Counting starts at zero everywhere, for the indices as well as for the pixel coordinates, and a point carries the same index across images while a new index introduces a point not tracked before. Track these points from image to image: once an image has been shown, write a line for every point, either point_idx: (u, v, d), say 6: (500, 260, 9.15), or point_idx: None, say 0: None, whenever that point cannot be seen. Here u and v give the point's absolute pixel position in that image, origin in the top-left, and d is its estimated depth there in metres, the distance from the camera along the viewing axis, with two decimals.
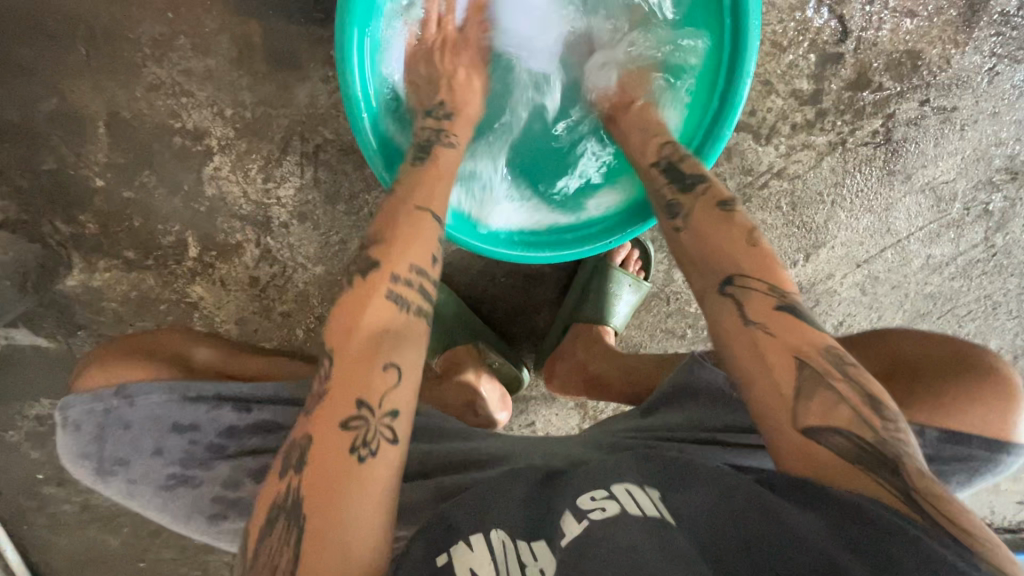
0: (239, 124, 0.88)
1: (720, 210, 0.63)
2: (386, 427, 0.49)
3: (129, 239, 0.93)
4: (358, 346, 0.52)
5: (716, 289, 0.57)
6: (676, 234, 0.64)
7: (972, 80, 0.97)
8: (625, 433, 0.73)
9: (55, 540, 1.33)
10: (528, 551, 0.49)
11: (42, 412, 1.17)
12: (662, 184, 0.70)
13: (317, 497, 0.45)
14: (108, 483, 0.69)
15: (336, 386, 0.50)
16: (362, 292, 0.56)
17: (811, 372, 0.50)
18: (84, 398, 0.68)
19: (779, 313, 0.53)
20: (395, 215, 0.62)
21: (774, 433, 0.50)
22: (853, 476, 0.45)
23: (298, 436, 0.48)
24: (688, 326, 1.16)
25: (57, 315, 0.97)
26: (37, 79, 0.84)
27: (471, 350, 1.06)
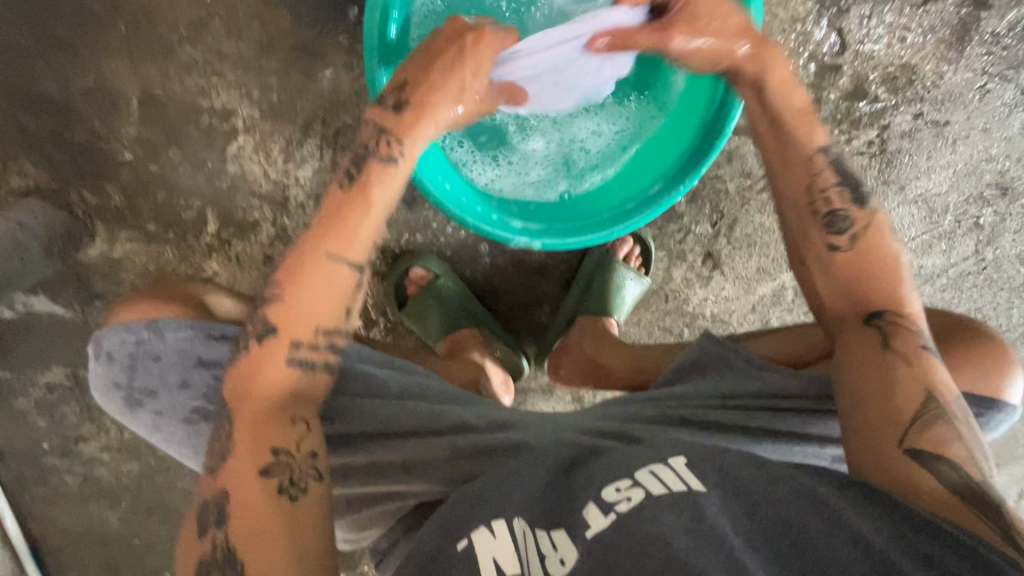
0: (264, 106, 0.92)
1: (892, 241, 0.66)
2: (310, 469, 0.56)
3: (151, 212, 0.97)
4: (264, 408, 0.58)
5: (859, 319, 0.63)
6: (831, 251, 0.66)
7: (964, 96, 1.02)
8: (632, 405, 0.77)
9: (55, 511, 1.35)
10: (549, 541, 0.52)
11: (53, 381, 1.21)
12: (820, 174, 0.68)
13: (250, 544, 0.50)
14: (138, 413, 0.75)
15: (253, 452, 0.55)
16: (264, 354, 0.60)
17: (936, 408, 0.55)
18: (118, 329, 0.74)
19: (921, 353, 0.58)
20: (304, 264, 0.60)
21: (866, 460, 0.54)
22: (954, 510, 0.48)
23: (215, 495, 0.53)
24: (685, 325, 1.20)
25: (76, 283, 1.00)
26: (76, 54, 0.89)
27: (475, 335, 1.10)
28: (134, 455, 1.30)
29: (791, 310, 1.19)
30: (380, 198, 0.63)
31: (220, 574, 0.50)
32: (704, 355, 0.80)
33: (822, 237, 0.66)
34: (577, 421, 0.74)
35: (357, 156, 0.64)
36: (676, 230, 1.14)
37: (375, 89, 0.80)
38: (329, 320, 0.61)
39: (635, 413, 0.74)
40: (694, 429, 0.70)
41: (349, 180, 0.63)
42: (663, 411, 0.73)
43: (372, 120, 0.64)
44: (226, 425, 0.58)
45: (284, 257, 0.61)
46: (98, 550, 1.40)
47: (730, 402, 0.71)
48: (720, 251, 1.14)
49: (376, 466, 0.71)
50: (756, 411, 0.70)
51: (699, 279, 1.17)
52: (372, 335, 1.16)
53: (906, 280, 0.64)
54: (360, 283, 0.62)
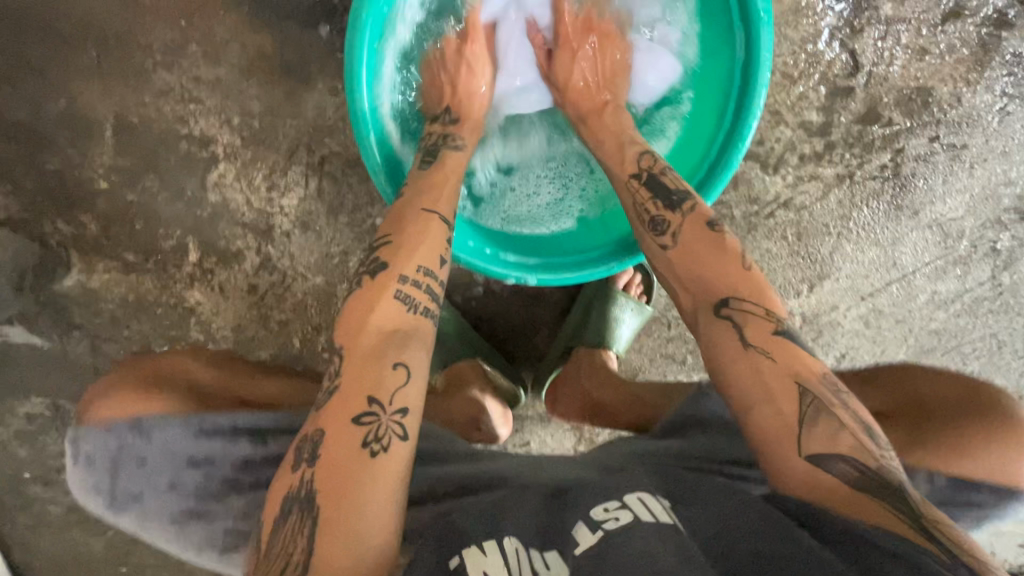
0: (246, 133, 0.87)
1: (709, 229, 0.64)
2: (397, 425, 0.52)
3: (130, 242, 0.93)
4: (372, 342, 0.56)
5: (713, 308, 0.60)
6: (662, 251, 0.66)
7: (983, 119, 0.97)
8: (625, 457, 0.71)
9: (38, 540, 1.31)
10: (540, 558, 0.51)
11: (32, 411, 1.16)
12: (637, 195, 0.71)
13: (329, 488, 0.48)
14: (123, 514, 0.70)
15: (349, 390, 0.53)
16: (371, 293, 0.60)
17: (813, 400, 0.53)
18: (97, 433, 0.68)
19: (776, 338, 0.57)
20: (411, 219, 0.66)
21: (778, 462, 0.52)
22: (872, 506, 0.47)
23: (312, 431, 0.51)
24: (687, 352, 1.15)
25: (53, 314, 0.96)
26: (47, 80, 0.84)
27: (475, 366, 1.05)
28: None
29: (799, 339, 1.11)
30: (456, 169, 0.75)
31: (298, 520, 0.48)
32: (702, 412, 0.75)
33: (652, 239, 0.67)
34: (570, 472, 0.69)
35: (427, 150, 0.78)
36: None
37: (353, 107, 0.74)
38: (424, 268, 0.63)
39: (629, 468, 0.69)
40: None
41: (426, 162, 0.75)
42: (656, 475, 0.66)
43: (433, 130, 0.81)
44: (334, 360, 0.56)
45: (387, 213, 0.68)
46: None
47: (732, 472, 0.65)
48: None
49: None
50: None
51: None
52: None
53: (740, 260, 0.62)
54: (451, 238, 0.68)
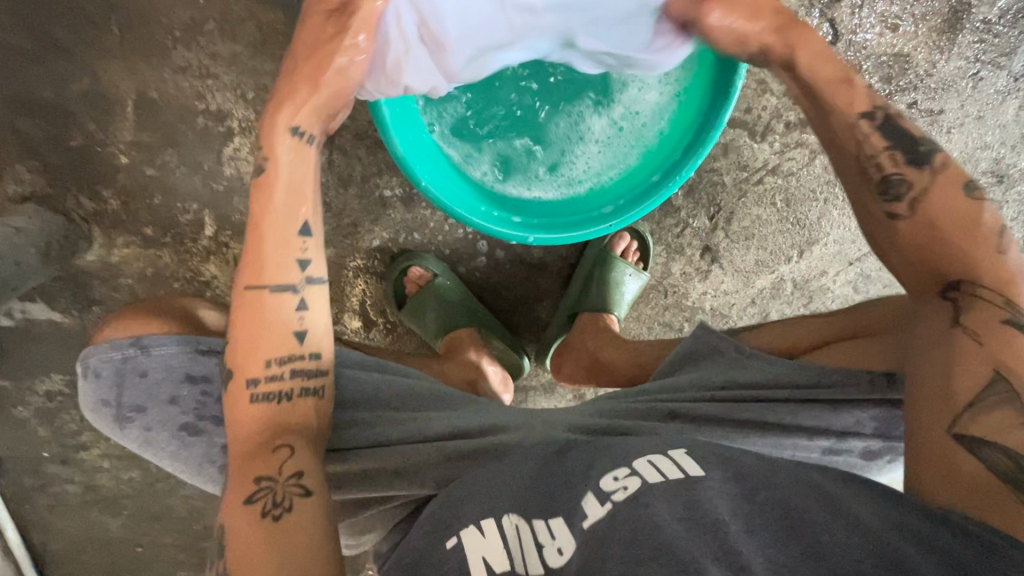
0: (260, 108, 0.92)
1: (964, 194, 0.58)
2: (295, 487, 0.56)
3: (149, 216, 0.97)
4: (251, 439, 0.59)
5: (936, 292, 0.57)
6: (888, 220, 0.59)
7: (957, 85, 1.02)
8: (622, 399, 0.77)
9: (56, 520, 1.35)
10: (545, 530, 0.53)
11: (53, 388, 1.20)
12: (867, 141, 0.62)
13: (240, 560, 0.53)
14: (127, 429, 0.73)
15: (240, 480, 0.57)
16: (233, 401, 0.61)
17: (1004, 391, 0.50)
18: (105, 346, 0.73)
19: (1002, 328, 0.52)
20: (239, 305, 0.61)
21: (920, 460, 0.51)
22: (994, 498, 0.46)
23: (217, 529, 0.55)
24: (685, 320, 1.21)
25: (75, 288, 1.01)
26: (70, 59, 0.89)
27: (472, 334, 1.10)
28: (135, 463, 1.30)
29: (790, 303, 1.20)
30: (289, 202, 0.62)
31: None
32: (698, 346, 0.80)
33: (877, 201, 0.60)
34: (569, 418, 0.74)
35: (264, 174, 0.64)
36: (673, 225, 1.14)
37: None
38: (280, 350, 0.61)
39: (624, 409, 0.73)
40: (684, 423, 0.69)
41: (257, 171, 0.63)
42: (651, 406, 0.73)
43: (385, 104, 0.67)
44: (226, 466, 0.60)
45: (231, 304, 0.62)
46: (100, 559, 1.40)
47: (719, 396, 0.71)
48: (718, 245, 1.15)
49: (368, 471, 0.71)
50: (745, 404, 0.69)
51: (698, 273, 1.17)
52: (372, 337, 1.15)
53: (997, 239, 0.56)
54: (301, 305, 0.63)
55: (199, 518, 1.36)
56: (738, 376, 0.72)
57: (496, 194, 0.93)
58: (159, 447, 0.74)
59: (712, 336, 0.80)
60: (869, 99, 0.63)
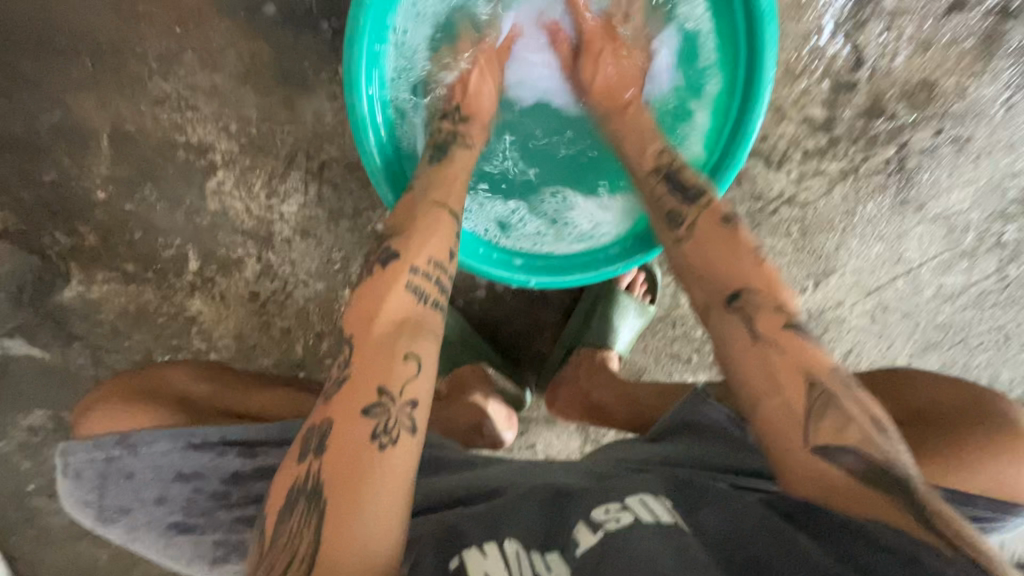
0: (244, 140, 0.86)
1: (721, 226, 0.63)
2: (407, 416, 0.50)
3: (129, 252, 0.92)
4: (382, 332, 0.54)
5: (723, 304, 0.58)
6: (676, 243, 0.65)
7: (988, 111, 0.96)
8: (617, 462, 0.70)
9: (43, 553, 1.30)
10: (544, 562, 0.49)
11: (35, 423, 1.15)
12: (657, 188, 0.71)
13: (338, 475, 0.46)
14: (112, 528, 0.70)
15: (356, 374, 0.51)
16: (380, 287, 0.57)
17: (826, 393, 0.51)
18: (84, 446, 0.68)
19: (788, 333, 0.54)
20: (427, 215, 0.64)
21: (792, 470, 0.51)
22: (859, 497, 0.48)
23: (318, 421, 0.49)
24: (693, 351, 1.15)
25: (52, 327, 0.95)
26: (41, 91, 0.83)
27: (476, 369, 1.05)
28: None
29: None
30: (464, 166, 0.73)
31: (307, 509, 0.46)
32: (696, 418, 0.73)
33: (670, 220, 0.68)
34: (566, 476, 0.68)
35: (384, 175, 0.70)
36: None
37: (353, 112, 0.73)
38: (428, 265, 0.60)
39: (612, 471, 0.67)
40: None
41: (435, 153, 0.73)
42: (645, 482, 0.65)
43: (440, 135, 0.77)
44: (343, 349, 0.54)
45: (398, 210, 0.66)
46: None
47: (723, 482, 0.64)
48: None
49: None
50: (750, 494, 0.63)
51: None
52: None
53: (757, 255, 0.60)
54: (462, 237, 0.64)
55: None
56: (743, 463, 0.65)
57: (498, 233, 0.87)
58: (147, 542, 0.70)
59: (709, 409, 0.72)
60: (660, 158, 0.74)
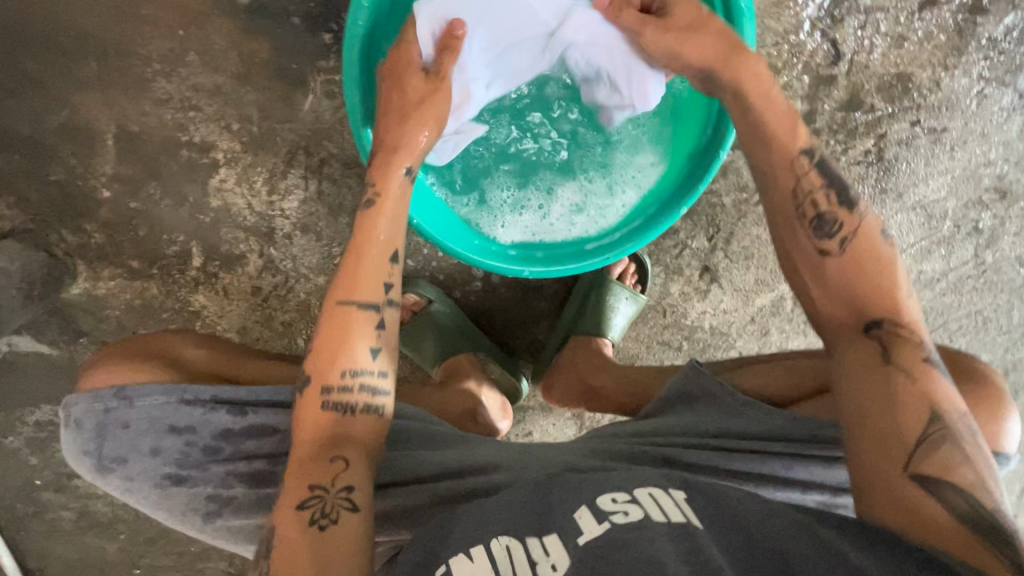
0: (245, 138, 0.89)
1: (884, 242, 0.62)
2: (343, 501, 0.55)
3: (134, 248, 0.95)
4: (308, 451, 0.58)
5: (858, 326, 0.58)
6: (820, 258, 0.61)
7: (961, 103, 1.00)
8: (614, 437, 0.75)
9: (52, 546, 1.33)
10: (539, 547, 0.52)
11: (43, 418, 1.18)
12: (804, 180, 0.64)
13: (285, 564, 0.52)
14: (108, 479, 0.72)
15: (291, 487, 0.56)
16: (304, 408, 0.60)
17: (942, 429, 0.51)
18: (86, 397, 0.71)
19: (925, 365, 0.55)
20: (332, 320, 0.62)
21: (879, 490, 0.50)
22: (967, 544, 0.45)
23: (265, 530, 0.55)
24: (683, 339, 1.19)
25: (60, 322, 0.98)
26: (46, 93, 0.86)
27: (471, 359, 1.08)
28: None
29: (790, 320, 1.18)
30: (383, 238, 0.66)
31: None
32: (692, 389, 0.78)
33: (811, 239, 0.62)
34: (564, 457, 0.70)
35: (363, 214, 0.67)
36: (672, 246, 1.13)
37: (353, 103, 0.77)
38: (359, 363, 0.61)
39: (615, 449, 0.71)
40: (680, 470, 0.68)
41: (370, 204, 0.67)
42: (646, 449, 0.70)
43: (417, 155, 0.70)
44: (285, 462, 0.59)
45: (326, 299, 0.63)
46: None
47: (713, 443, 0.70)
48: (717, 265, 1.13)
49: None
50: (739, 454, 0.69)
51: (697, 292, 1.15)
52: None
53: (905, 284, 0.60)
54: (380, 324, 0.63)
55: (196, 540, 1.35)
56: (736, 427, 0.72)
57: (497, 227, 0.90)
58: (140, 496, 0.71)
59: (702, 377, 0.78)
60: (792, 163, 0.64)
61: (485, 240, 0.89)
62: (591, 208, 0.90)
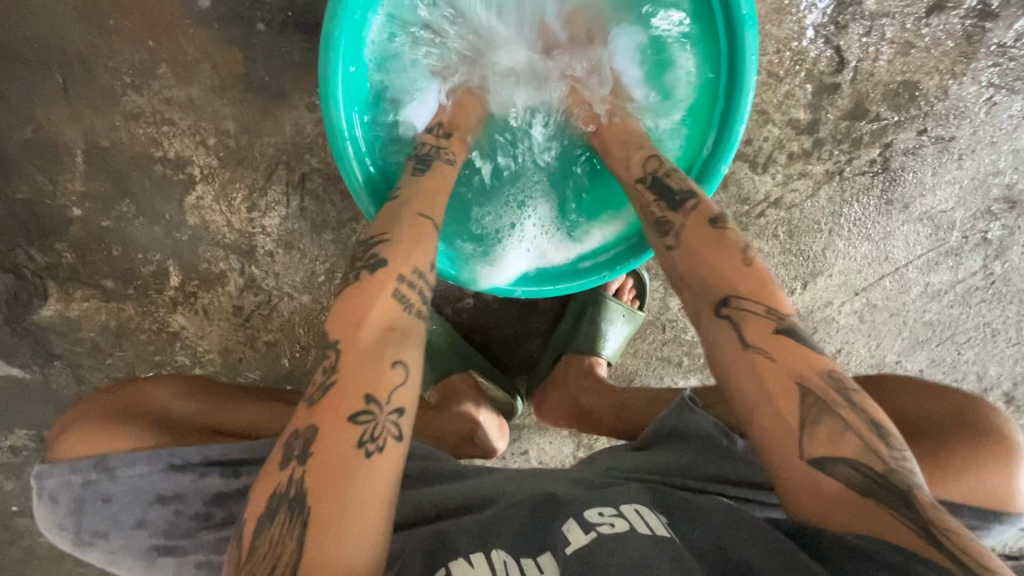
0: (222, 153, 0.85)
1: (709, 227, 0.60)
2: (394, 424, 0.48)
3: (108, 268, 0.90)
4: (365, 342, 0.51)
5: (710, 311, 0.55)
6: (665, 253, 0.62)
7: (970, 111, 0.96)
8: (599, 469, 0.69)
9: (30, 573, 1.28)
10: (534, 565, 0.49)
11: (17, 442, 1.13)
12: (642, 198, 0.68)
13: (321, 481, 0.44)
14: (88, 550, 0.67)
15: (338, 390, 0.49)
16: (368, 292, 0.55)
17: (816, 401, 0.48)
18: (61, 469, 0.65)
19: (777, 338, 0.51)
20: (403, 222, 0.61)
21: (790, 487, 0.47)
22: (873, 517, 0.43)
23: (303, 430, 0.47)
24: (683, 354, 1.14)
25: (31, 346, 0.93)
26: (12, 107, 0.81)
27: (467, 380, 1.03)
28: None
29: None
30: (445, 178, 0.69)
31: (289, 518, 0.43)
32: (684, 425, 0.73)
33: (659, 245, 0.63)
34: (558, 487, 0.66)
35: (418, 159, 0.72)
36: None
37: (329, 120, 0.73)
38: (420, 266, 0.59)
39: (606, 479, 0.67)
40: None
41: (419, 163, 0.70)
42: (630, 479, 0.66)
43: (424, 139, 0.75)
44: (324, 358, 0.52)
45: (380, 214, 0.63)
46: None
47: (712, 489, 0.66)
48: None
49: None
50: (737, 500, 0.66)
51: None
52: None
53: (738, 255, 0.57)
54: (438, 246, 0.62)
55: None
56: (735, 472, 0.68)
57: (494, 259, 0.86)
58: (123, 566, 0.67)
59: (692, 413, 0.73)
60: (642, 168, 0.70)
61: (478, 259, 0.84)
62: (581, 244, 0.87)
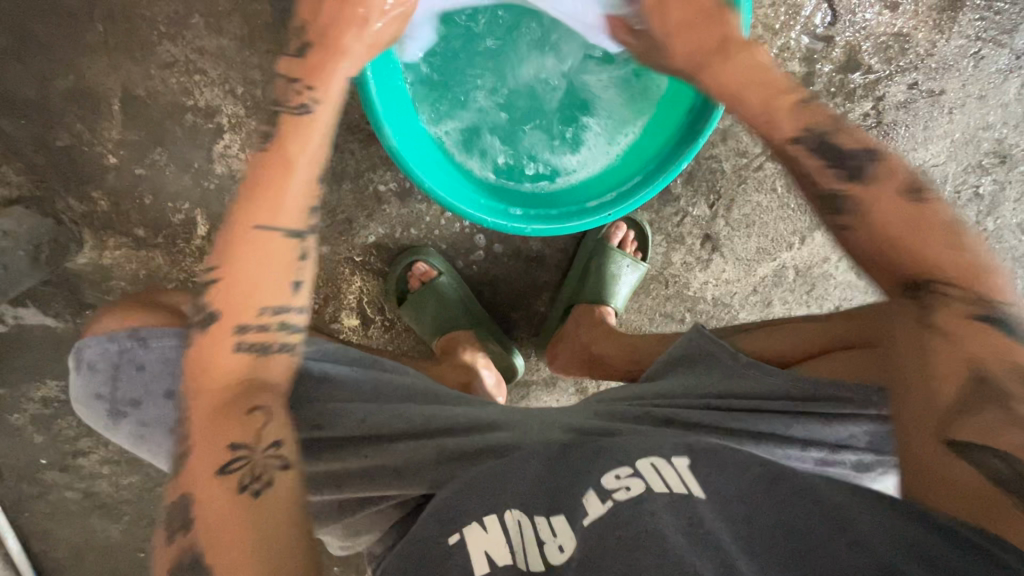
0: (249, 103, 0.90)
1: (905, 196, 0.52)
2: (273, 459, 0.51)
3: (140, 217, 0.96)
4: (213, 403, 0.54)
5: (900, 285, 0.52)
6: (830, 214, 0.54)
7: (958, 64, 1.01)
8: (619, 402, 0.74)
9: (56, 528, 1.33)
10: (547, 527, 0.51)
11: (48, 394, 1.19)
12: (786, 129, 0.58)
13: (212, 541, 0.46)
14: (119, 426, 0.72)
15: (207, 448, 0.51)
16: (206, 347, 0.56)
17: (980, 396, 0.47)
18: (100, 339, 0.72)
19: (975, 324, 0.49)
20: (235, 245, 0.57)
21: (912, 469, 0.48)
22: (990, 504, 0.44)
23: (175, 499, 0.49)
24: (686, 311, 1.19)
25: (66, 293, 0.98)
26: (54, 56, 0.87)
27: (468, 335, 1.08)
28: (133, 468, 1.28)
29: (793, 290, 1.17)
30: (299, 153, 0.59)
31: None
32: (693, 350, 0.79)
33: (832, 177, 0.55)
34: (570, 417, 0.69)
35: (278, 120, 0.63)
36: (673, 214, 1.13)
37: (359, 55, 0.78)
38: (282, 298, 0.58)
39: (619, 410, 0.71)
40: (680, 427, 0.68)
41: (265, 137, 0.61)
42: (647, 410, 0.70)
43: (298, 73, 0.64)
44: (180, 428, 0.54)
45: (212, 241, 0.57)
46: (101, 566, 1.38)
47: (713, 404, 0.70)
48: (718, 233, 1.13)
49: (370, 470, 0.67)
50: (739, 412, 0.69)
51: (698, 262, 1.15)
52: (371, 335, 1.13)
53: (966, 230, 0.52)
54: (303, 252, 0.59)
55: None
56: (735, 386, 0.72)
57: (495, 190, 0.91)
58: (152, 443, 0.72)
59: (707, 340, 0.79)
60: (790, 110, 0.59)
61: (491, 199, 0.89)
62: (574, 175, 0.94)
